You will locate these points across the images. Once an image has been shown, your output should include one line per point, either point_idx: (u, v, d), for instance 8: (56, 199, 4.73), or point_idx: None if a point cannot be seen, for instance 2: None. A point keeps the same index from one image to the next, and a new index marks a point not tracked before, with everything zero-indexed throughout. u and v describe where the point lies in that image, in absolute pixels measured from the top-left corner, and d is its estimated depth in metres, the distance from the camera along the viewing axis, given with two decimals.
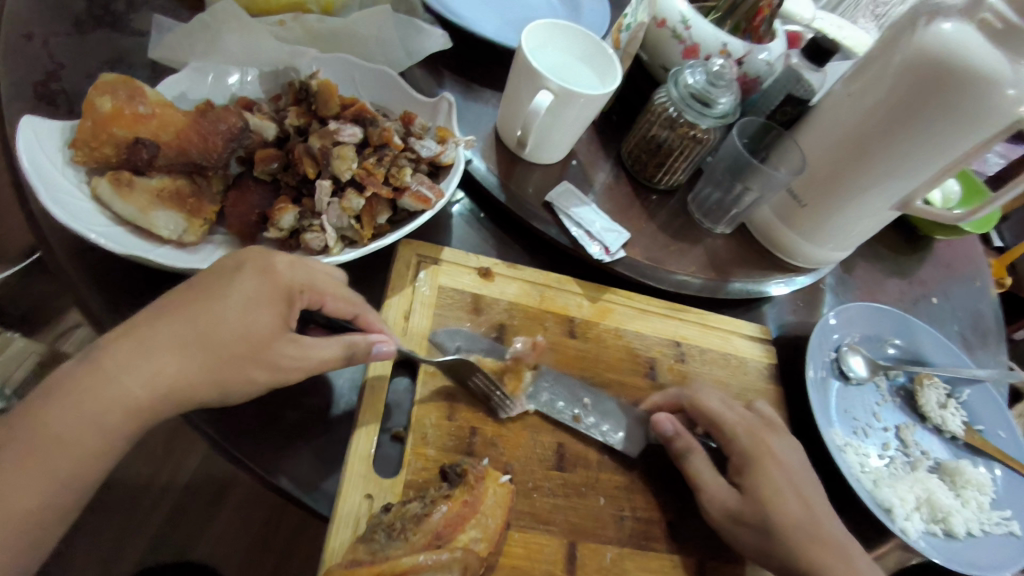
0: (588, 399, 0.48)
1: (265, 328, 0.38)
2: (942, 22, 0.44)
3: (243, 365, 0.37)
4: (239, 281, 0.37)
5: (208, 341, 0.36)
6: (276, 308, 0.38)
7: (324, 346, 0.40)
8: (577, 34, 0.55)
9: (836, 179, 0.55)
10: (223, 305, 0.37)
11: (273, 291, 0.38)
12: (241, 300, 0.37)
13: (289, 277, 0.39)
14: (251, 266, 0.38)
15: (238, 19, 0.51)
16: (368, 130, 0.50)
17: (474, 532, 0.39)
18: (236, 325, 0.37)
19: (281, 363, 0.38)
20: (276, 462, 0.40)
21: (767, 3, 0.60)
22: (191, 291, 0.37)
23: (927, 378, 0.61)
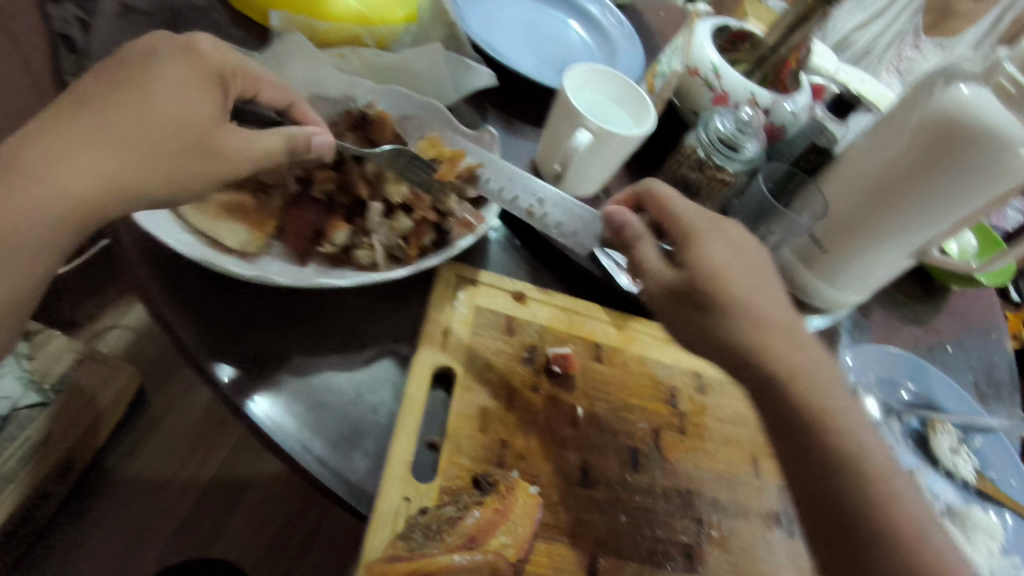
0: (542, 194, 0.54)
1: (201, 108, 0.42)
2: (960, 85, 0.48)
3: (190, 156, 0.42)
4: (165, 67, 0.42)
5: (142, 127, 0.40)
6: (211, 94, 0.43)
7: (266, 137, 0.45)
8: (614, 79, 0.59)
9: (857, 225, 0.57)
10: (150, 83, 0.41)
11: (202, 76, 0.43)
12: (170, 87, 0.41)
13: (217, 63, 0.44)
14: (178, 57, 0.42)
15: (303, 48, 0.56)
16: (419, 159, 0.55)
17: (505, 538, 0.41)
18: (173, 106, 0.41)
19: (229, 150, 0.43)
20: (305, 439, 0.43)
21: (795, 56, 0.63)
22: (122, 73, 0.41)
23: (939, 424, 0.63)
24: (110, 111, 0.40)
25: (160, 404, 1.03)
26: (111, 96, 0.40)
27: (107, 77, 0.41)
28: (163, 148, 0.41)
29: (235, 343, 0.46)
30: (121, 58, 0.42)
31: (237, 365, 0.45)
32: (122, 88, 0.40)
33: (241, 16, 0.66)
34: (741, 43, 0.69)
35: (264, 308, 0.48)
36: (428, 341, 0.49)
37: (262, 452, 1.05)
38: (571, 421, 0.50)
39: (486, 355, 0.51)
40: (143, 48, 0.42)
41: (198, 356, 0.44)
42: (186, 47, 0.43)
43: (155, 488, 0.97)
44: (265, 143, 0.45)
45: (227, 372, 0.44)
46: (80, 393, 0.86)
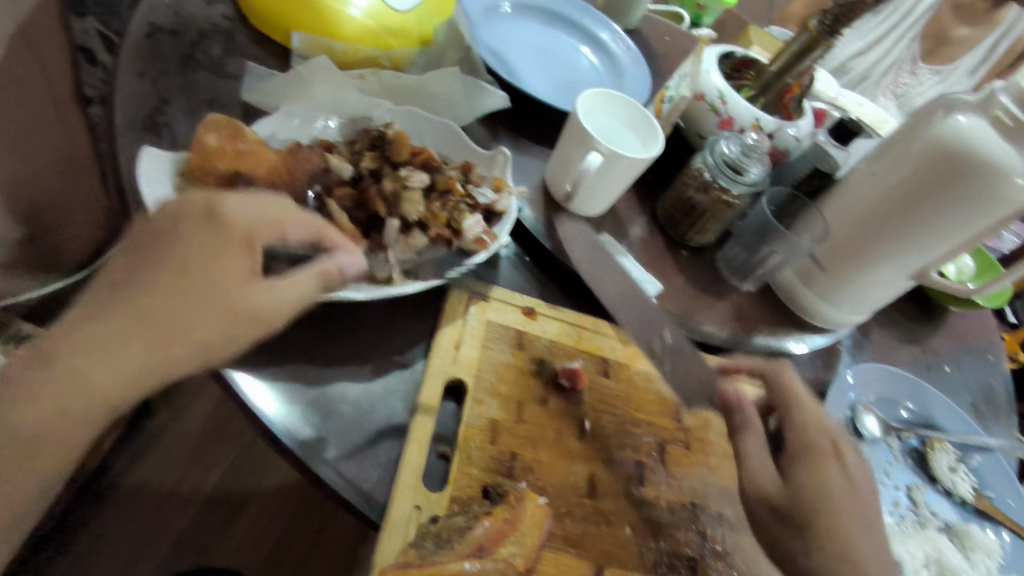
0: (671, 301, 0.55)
1: (230, 274, 0.38)
2: (958, 116, 0.50)
3: (227, 320, 0.38)
4: (185, 231, 0.37)
5: (178, 305, 0.37)
6: (240, 257, 0.38)
7: (303, 280, 0.42)
8: (625, 102, 0.61)
9: (857, 248, 0.59)
10: (179, 255, 0.37)
11: (228, 239, 0.38)
12: (197, 252, 0.37)
13: (246, 227, 0.38)
14: (196, 215, 0.37)
15: (329, 72, 0.59)
16: (434, 177, 0.56)
17: (513, 548, 0.42)
18: (208, 276, 0.37)
19: (257, 307, 0.39)
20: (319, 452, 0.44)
21: (797, 84, 0.65)
22: (157, 240, 0.37)
23: (937, 443, 0.64)
24: (144, 288, 0.36)
25: (168, 413, 1.04)
26: (153, 270, 0.36)
27: (139, 252, 0.37)
28: (213, 315, 0.37)
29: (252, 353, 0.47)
30: (158, 219, 0.38)
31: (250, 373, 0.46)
32: (153, 260, 0.37)
33: (262, 37, 0.69)
34: (746, 70, 0.72)
35: None
36: (440, 354, 0.51)
37: (265, 462, 1.06)
38: (578, 434, 0.51)
39: (497, 369, 0.52)
40: (180, 206, 0.38)
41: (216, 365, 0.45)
42: (213, 211, 0.38)
43: (159, 496, 0.97)
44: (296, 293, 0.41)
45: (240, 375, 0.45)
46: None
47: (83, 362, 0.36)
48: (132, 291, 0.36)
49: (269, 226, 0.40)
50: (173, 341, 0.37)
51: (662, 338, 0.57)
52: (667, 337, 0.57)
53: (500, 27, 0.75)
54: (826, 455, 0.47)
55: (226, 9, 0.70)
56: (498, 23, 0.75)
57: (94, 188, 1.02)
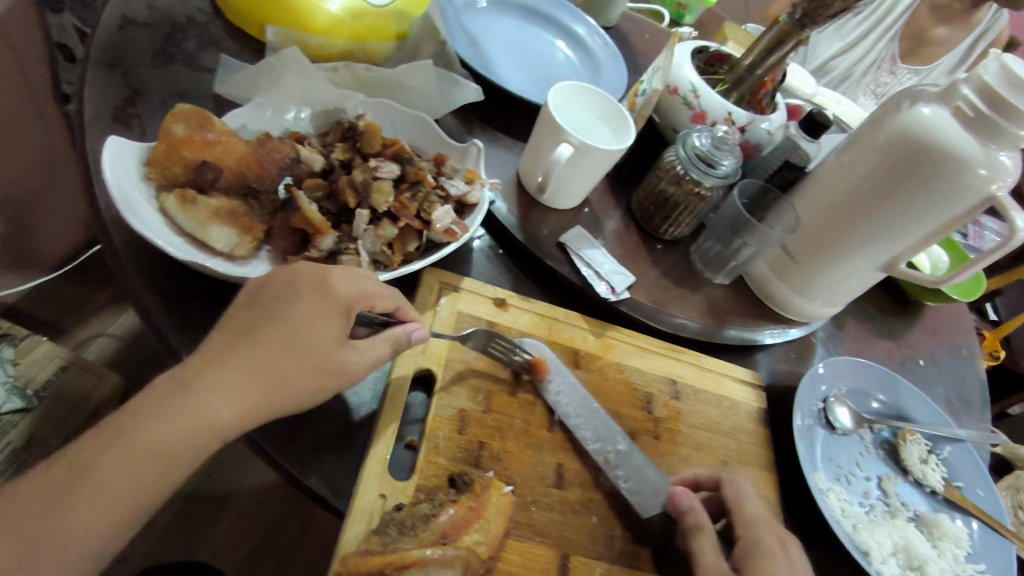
0: (621, 445, 0.51)
1: (327, 339, 0.42)
2: (921, 107, 0.50)
3: (318, 380, 0.41)
4: (299, 300, 0.41)
5: (282, 367, 0.40)
6: (337, 322, 0.42)
7: (378, 345, 0.45)
8: (597, 95, 0.61)
9: (827, 240, 0.59)
10: (288, 320, 0.41)
11: (333, 305, 0.42)
12: (304, 317, 0.41)
13: (346, 295, 0.43)
14: (310, 285, 0.42)
15: (300, 64, 0.58)
16: (405, 168, 0.56)
17: (478, 535, 0.42)
18: (310, 339, 0.41)
19: (346, 369, 0.42)
20: (283, 441, 0.44)
21: (769, 78, 0.66)
22: (265, 305, 0.41)
23: (909, 434, 0.64)
24: (255, 347, 0.40)
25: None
26: (260, 333, 0.40)
27: (249, 311, 0.41)
28: (309, 373, 0.41)
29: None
30: (268, 286, 0.42)
31: None
32: (261, 322, 0.41)
33: (238, 30, 0.69)
34: (720, 65, 0.72)
35: None
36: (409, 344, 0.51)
37: (246, 462, 1.05)
38: (547, 424, 0.51)
39: (466, 360, 0.52)
40: (289, 275, 0.43)
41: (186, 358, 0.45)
42: (320, 280, 0.43)
43: None
44: (373, 353, 0.44)
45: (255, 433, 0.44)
46: (66, 399, 0.82)
47: (181, 406, 0.38)
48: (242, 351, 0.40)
49: (364, 296, 0.44)
50: (273, 396, 0.40)
51: (618, 447, 0.51)
52: (622, 448, 0.51)
53: (477, 22, 0.75)
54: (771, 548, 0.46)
55: (201, 2, 0.70)
56: (475, 17, 0.75)
57: (74, 185, 1.01)
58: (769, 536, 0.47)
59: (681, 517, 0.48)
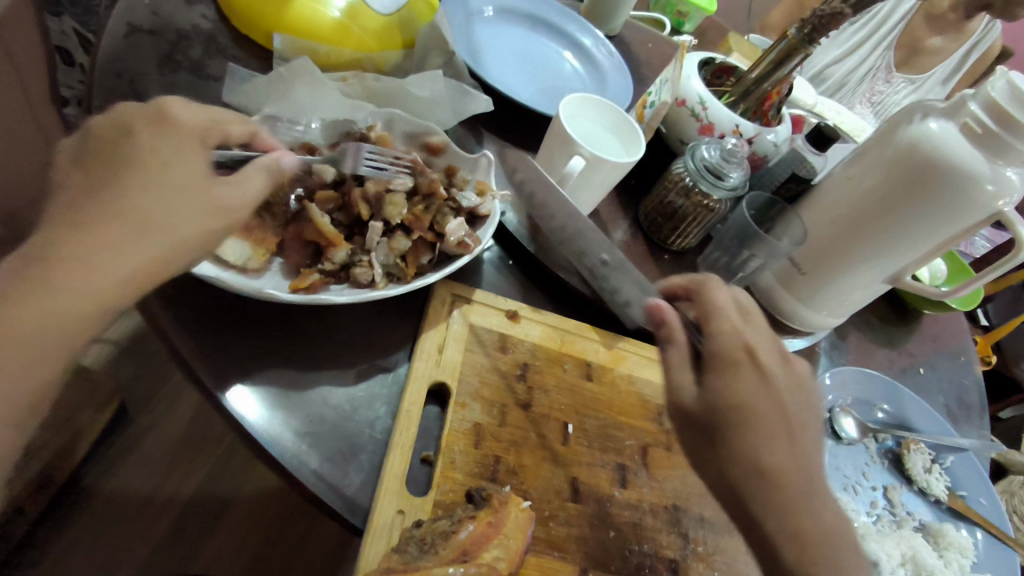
0: (606, 256, 0.60)
1: (183, 162, 0.39)
2: (930, 122, 0.51)
3: (194, 213, 0.39)
4: (137, 136, 0.38)
5: (149, 194, 0.38)
6: (196, 155, 0.40)
7: (248, 178, 0.43)
8: (606, 107, 0.61)
9: (835, 252, 0.60)
10: (134, 158, 0.38)
11: (183, 135, 0.40)
12: (155, 150, 0.39)
13: (191, 121, 0.41)
14: (148, 118, 0.39)
15: (311, 74, 0.57)
16: (417, 179, 0.56)
17: (497, 552, 0.41)
18: (166, 172, 0.39)
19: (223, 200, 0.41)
20: (303, 460, 0.43)
21: (775, 90, 0.66)
22: (97, 153, 0.38)
23: (913, 443, 0.65)
24: (107, 199, 0.37)
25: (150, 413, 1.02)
26: (106, 183, 0.37)
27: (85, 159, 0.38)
28: (175, 205, 0.38)
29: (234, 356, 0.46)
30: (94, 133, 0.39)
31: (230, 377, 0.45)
32: (102, 170, 0.37)
33: (243, 38, 0.69)
34: (726, 77, 0.73)
35: (260, 320, 0.49)
36: (423, 357, 0.51)
37: (245, 469, 1.04)
38: (561, 437, 0.51)
39: (480, 373, 0.52)
40: (115, 115, 0.40)
41: (202, 374, 0.44)
42: (156, 109, 0.40)
43: (134, 508, 0.95)
44: (248, 183, 0.43)
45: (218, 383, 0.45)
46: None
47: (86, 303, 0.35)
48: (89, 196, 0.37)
49: (215, 126, 0.43)
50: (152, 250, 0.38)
51: (604, 257, 0.60)
52: (607, 256, 0.60)
53: (484, 31, 0.75)
54: None
55: (206, 9, 0.69)
56: (480, 27, 0.75)
57: None
58: None
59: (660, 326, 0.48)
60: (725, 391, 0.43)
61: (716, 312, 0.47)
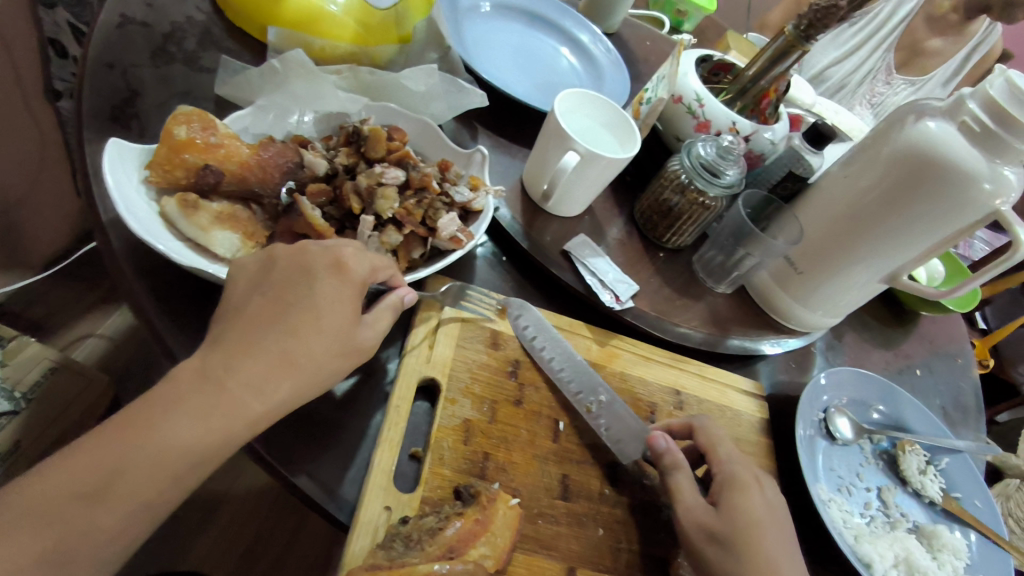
0: (604, 396, 0.53)
1: (342, 320, 0.41)
2: (927, 121, 0.50)
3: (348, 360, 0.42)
4: (319, 286, 0.41)
5: (315, 352, 0.40)
6: (356, 302, 0.42)
7: (383, 315, 0.45)
8: (602, 103, 0.61)
9: (831, 251, 0.59)
10: (310, 304, 0.41)
11: (352, 287, 0.42)
12: (331, 300, 0.41)
13: (362, 274, 0.43)
14: (328, 265, 0.42)
15: (304, 66, 0.56)
16: (410, 173, 0.55)
17: (485, 549, 0.41)
18: (334, 323, 0.41)
19: (365, 345, 0.43)
20: (289, 454, 0.43)
21: (773, 89, 0.66)
22: (283, 294, 0.41)
23: (908, 444, 0.64)
24: (281, 335, 0.40)
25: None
26: (278, 321, 0.40)
27: (261, 290, 0.41)
28: (340, 355, 0.41)
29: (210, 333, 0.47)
30: (277, 269, 0.42)
31: None
32: (280, 313, 0.40)
33: (238, 31, 0.68)
34: (724, 74, 0.72)
35: None
36: (414, 352, 0.50)
37: (238, 466, 1.03)
38: (552, 434, 0.51)
39: (471, 369, 0.51)
40: (300, 260, 0.42)
41: (177, 351, 0.45)
42: (336, 262, 0.42)
43: None
44: (383, 325, 0.45)
45: None
46: (47, 412, 0.79)
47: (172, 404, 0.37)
48: (270, 342, 0.39)
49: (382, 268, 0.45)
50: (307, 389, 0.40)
51: (599, 399, 0.53)
52: (603, 399, 0.53)
53: (481, 27, 0.75)
54: (770, 531, 0.46)
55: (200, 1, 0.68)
56: (477, 22, 0.75)
57: (62, 183, 0.99)
58: (767, 519, 0.47)
59: (659, 458, 0.50)
60: (753, 502, 0.47)
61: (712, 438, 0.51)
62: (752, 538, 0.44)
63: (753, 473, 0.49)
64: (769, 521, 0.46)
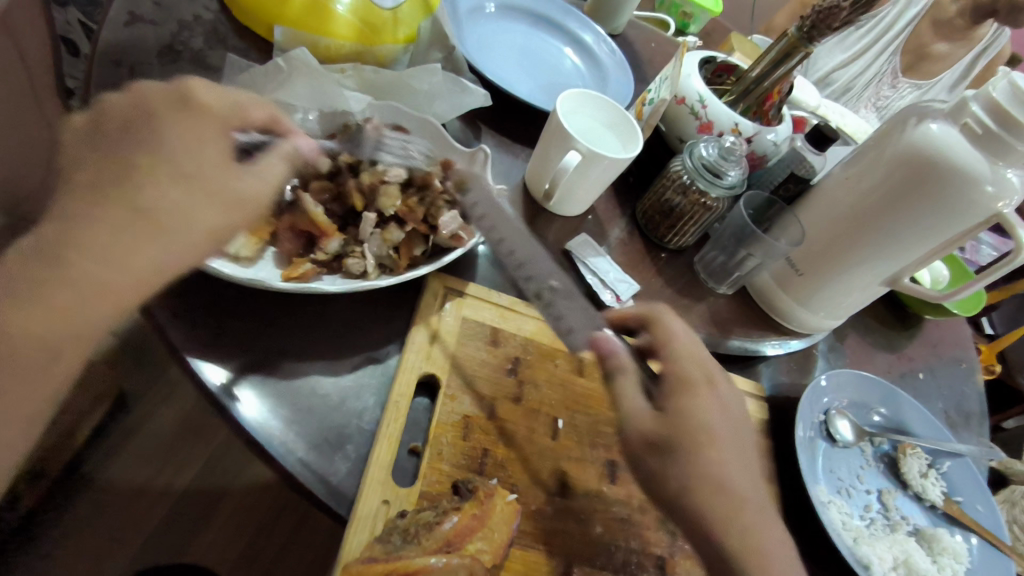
0: (555, 283, 0.55)
1: (207, 160, 0.42)
2: (929, 123, 0.50)
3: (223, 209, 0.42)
4: (167, 126, 0.41)
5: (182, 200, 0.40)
6: (217, 141, 0.43)
7: (272, 165, 0.46)
8: (604, 104, 0.61)
9: (833, 253, 0.59)
10: (166, 146, 0.41)
11: (208, 124, 0.43)
12: (181, 139, 0.42)
13: (220, 109, 0.44)
14: (178, 111, 0.42)
15: (308, 66, 0.57)
16: (412, 172, 0.56)
17: (481, 544, 0.42)
18: (187, 156, 0.41)
19: (240, 190, 0.43)
20: (287, 448, 0.43)
21: (776, 90, 0.66)
22: (130, 141, 0.41)
23: (909, 447, 0.64)
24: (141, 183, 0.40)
25: (153, 397, 1.03)
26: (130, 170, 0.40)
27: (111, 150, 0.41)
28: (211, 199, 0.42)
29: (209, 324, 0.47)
30: (114, 133, 0.41)
31: (209, 354, 0.45)
32: (134, 162, 0.40)
33: (244, 28, 0.69)
34: (727, 75, 0.73)
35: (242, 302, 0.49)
36: (414, 349, 0.50)
37: (245, 460, 1.04)
38: (551, 432, 0.51)
39: (471, 366, 0.52)
40: (133, 114, 0.42)
41: (174, 342, 0.45)
42: (185, 105, 0.42)
43: (131, 495, 0.96)
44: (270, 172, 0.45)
45: (207, 364, 0.45)
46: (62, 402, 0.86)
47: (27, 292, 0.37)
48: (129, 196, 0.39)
49: (235, 108, 0.45)
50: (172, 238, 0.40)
51: (551, 284, 0.55)
52: (554, 283, 0.55)
53: (485, 28, 0.75)
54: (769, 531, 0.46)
55: None
56: (482, 22, 0.76)
57: None
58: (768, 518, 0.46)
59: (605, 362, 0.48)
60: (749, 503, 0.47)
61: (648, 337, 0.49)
62: (698, 442, 0.44)
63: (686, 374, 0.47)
64: (720, 426, 0.46)
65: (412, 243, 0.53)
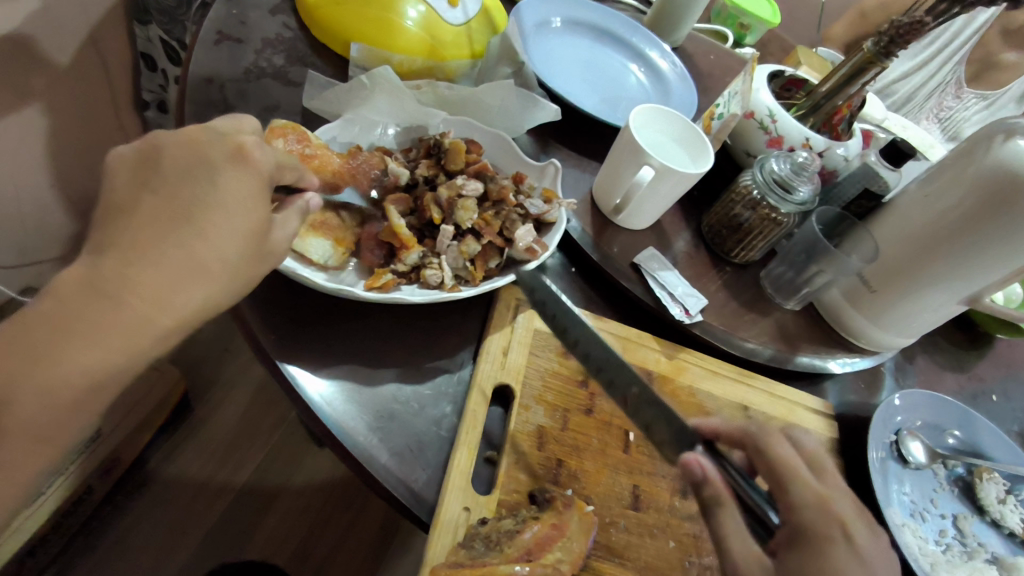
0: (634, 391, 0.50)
1: (252, 220, 0.38)
2: (1017, 140, 0.49)
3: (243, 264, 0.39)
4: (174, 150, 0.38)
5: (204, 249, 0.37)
6: (262, 199, 0.39)
7: (290, 218, 0.43)
8: (674, 118, 0.61)
9: (908, 271, 0.58)
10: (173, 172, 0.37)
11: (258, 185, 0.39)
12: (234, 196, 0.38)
13: (264, 164, 0.39)
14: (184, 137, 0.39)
15: (390, 83, 0.59)
16: (488, 186, 0.57)
17: (560, 554, 0.43)
18: (225, 211, 0.37)
19: (273, 244, 0.41)
20: (371, 454, 0.44)
21: (846, 105, 0.66)
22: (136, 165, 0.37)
23: (986, 472, 0.62)
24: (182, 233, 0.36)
25: (213, 397, 1.09)
26: (163, 205, 0.36)
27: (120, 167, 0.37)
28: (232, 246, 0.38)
29: (298, 327, 0.49)
30: (162, 163, 0.37)
31: (297, 359, 0.47)
32: (179, 203, 0.36)
33: (320, 45, 0.71)
34: (796, 90, 0.72)
35: (327, 309, 0.51)
36: (489, 359, 0.52)
37: (297, 460, 1.07)
38: (623, 445, 0.51)
39: (543, 377, 0.53)
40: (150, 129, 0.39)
41: (266, 345, 0.47)
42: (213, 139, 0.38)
43: (192, 490, 1.00)
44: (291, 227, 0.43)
45: (297, 369, 0.47)
46: (125, 401, 0.90)
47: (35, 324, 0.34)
48: (154, 231, 0.36)
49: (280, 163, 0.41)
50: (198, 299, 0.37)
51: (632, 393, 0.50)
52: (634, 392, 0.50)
53: (552, 42, 0.77)
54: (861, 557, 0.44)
55: (287, 18, 0.72)
56: (547, 37, 0.77)
57: None
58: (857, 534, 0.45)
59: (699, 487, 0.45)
60: None
61: (786, 466, 0.44)
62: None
63: (840, 523, 0.41)
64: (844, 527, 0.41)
65: (489, 258, 0.55)
